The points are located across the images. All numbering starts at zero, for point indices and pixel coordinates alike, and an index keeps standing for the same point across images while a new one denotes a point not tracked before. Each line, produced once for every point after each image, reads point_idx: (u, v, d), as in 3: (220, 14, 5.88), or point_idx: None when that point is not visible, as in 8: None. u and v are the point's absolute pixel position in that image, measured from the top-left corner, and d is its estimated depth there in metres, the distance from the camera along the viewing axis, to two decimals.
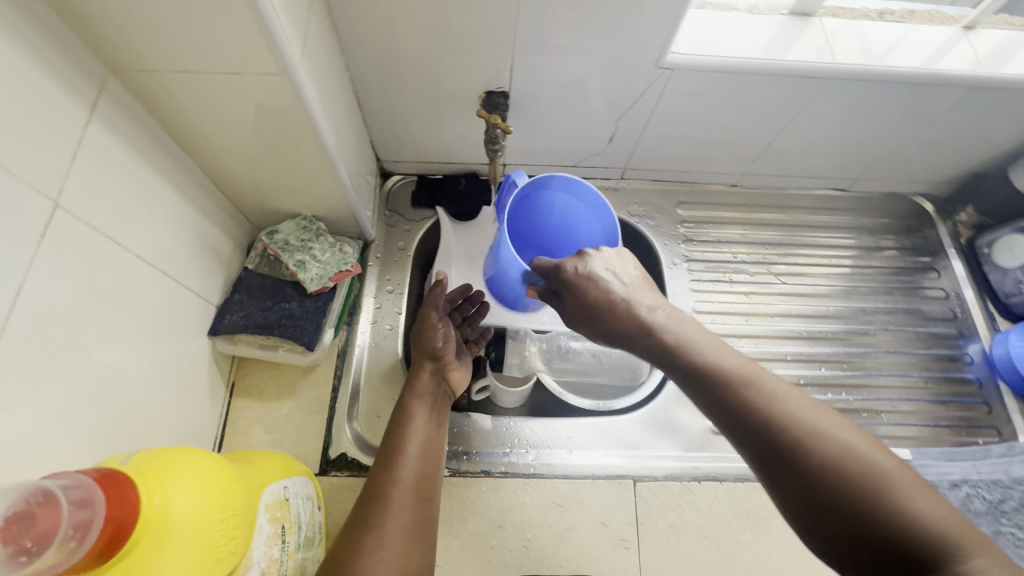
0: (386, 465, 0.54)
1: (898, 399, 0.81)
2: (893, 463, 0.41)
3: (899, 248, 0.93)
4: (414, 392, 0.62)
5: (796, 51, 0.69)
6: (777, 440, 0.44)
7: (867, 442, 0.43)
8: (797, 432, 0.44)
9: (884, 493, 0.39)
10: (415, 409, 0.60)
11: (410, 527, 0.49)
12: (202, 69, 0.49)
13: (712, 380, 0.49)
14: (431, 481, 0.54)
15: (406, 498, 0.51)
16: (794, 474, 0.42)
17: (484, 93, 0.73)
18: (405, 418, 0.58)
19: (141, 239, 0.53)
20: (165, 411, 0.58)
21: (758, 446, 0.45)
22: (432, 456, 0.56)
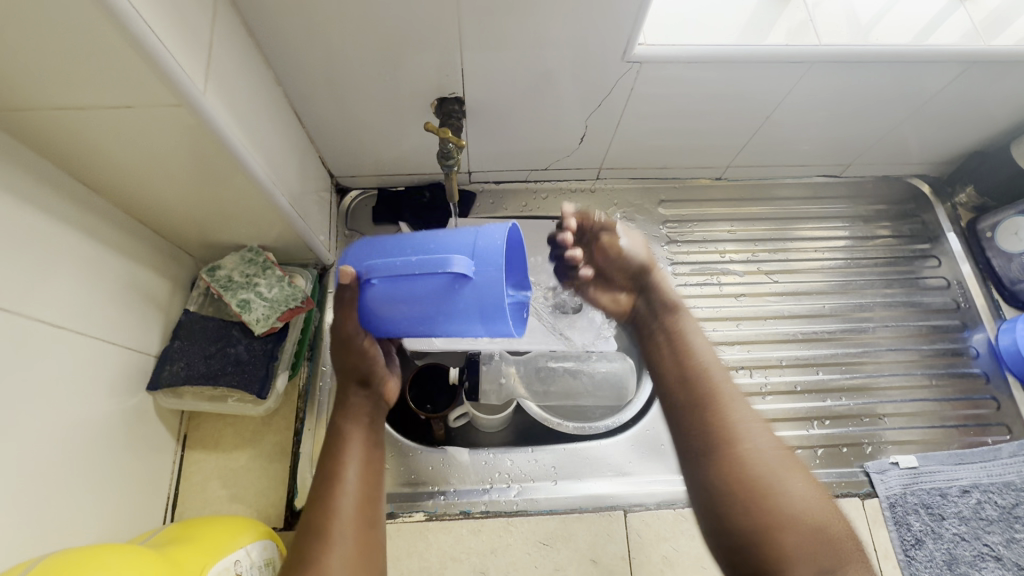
0: (322, 495, 0.49)
1: (902, 401, 0.77)
2: (792, 468, 0.47)
3: (892, 236, 0.88)
4: (347, 413, 0.55)
5: (776, 33, 0.62)
6: (715, 452, 0.49)
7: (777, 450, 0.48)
8: (742, 450, 0.48)
9: (794, 515, 0.45)
10: (349, 426, 0.54)
11: (355, 561, 0.46)
12: (81, 104, 0.42)
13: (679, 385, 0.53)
14: (373, 501, 0.51)
15: (347, 531, 0.47)
16: (710, 456, 0.49)
17: (436, 100, 0.66)
18: (337, 438, 0.53)
19: (48, 298, 0.47)
20: (103, 482, 0.52)
21: (701, 455, 0.49)
22: (373, 476, 0.52)
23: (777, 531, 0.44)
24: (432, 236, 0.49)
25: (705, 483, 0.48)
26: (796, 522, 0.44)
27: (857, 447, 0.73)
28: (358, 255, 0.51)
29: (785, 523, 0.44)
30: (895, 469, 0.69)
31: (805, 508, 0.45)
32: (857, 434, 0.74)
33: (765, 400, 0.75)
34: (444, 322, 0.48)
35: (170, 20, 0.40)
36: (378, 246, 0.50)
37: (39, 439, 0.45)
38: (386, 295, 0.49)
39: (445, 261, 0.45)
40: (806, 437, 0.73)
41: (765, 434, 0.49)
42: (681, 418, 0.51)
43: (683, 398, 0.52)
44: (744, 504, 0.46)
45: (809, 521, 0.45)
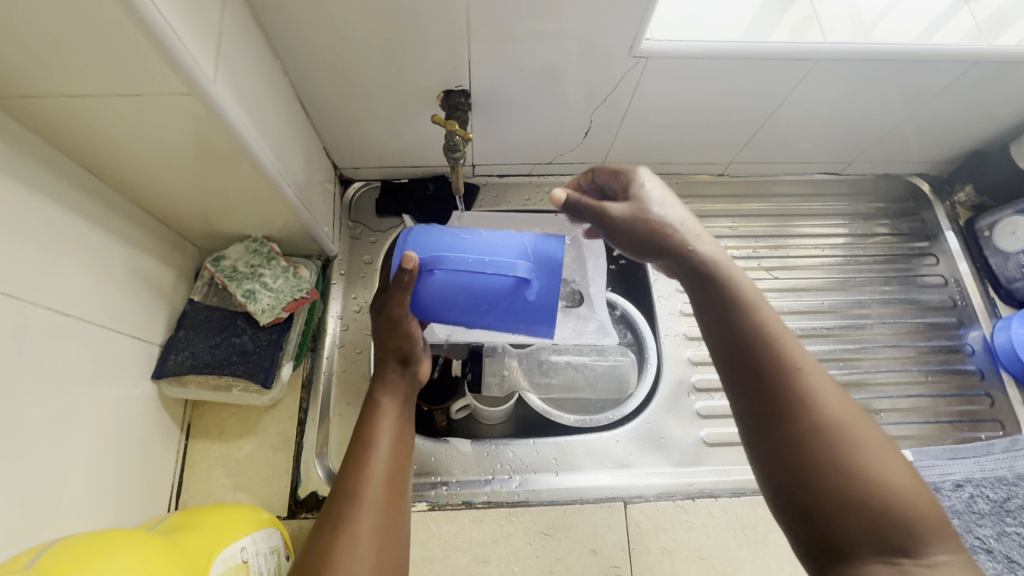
0: (357, 459, 0.50)
1: (897, 397, 0.78)
2: (874, 434, 0.39)
3: (890, 234, 0.89)
4: (385, 388, 0.56)
5: (780, 30, 0.63)
6: (778, 414, 0.39)
7: (856, 418, 0.39)
8: (808, 411, 0.39)
9: (873, 492, 0.36)
10: (383, 403, 0.55)
11: (381, 528, 0.46)
12: (94, 93, 0.42)
13: (726, 330, 0.44)
14: (401, 474, 0.51)
15: (379, 496, 0.48)
16: (777, 425, 0.39)
17: (442, 93, 0.66)
18: (372, 413, 0.54)
19: (54, 287, 0.47)
20: (110, 469, 0.52)
21: (756, 416, 0.41)
22: (401, 451, 0.52)
23: (846, 512, 0.36)
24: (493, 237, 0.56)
25: (754, 436, 0.41)
26: (888, 497, 0.36)
27: None
28: (416, 244, 0.55)
29: (858, 495, 0.36)
30: None
31: (891, 484, 0.36)
32: None
33: None
34: (495, 318, 0.55)
35: (182, 10, 0.40)
36: (439, 238, 0.55)
37: (48, 425, 0.46)
38: (446, 285, 0.53)
39: (513, 266, 0.52)
40: None
41: (839, 395, 0.40)
42: (729, 364, 0.43)
43: (732, 345, 0.43)
44: (807, 474, 0.37)
45: (893, 501, 0.36)
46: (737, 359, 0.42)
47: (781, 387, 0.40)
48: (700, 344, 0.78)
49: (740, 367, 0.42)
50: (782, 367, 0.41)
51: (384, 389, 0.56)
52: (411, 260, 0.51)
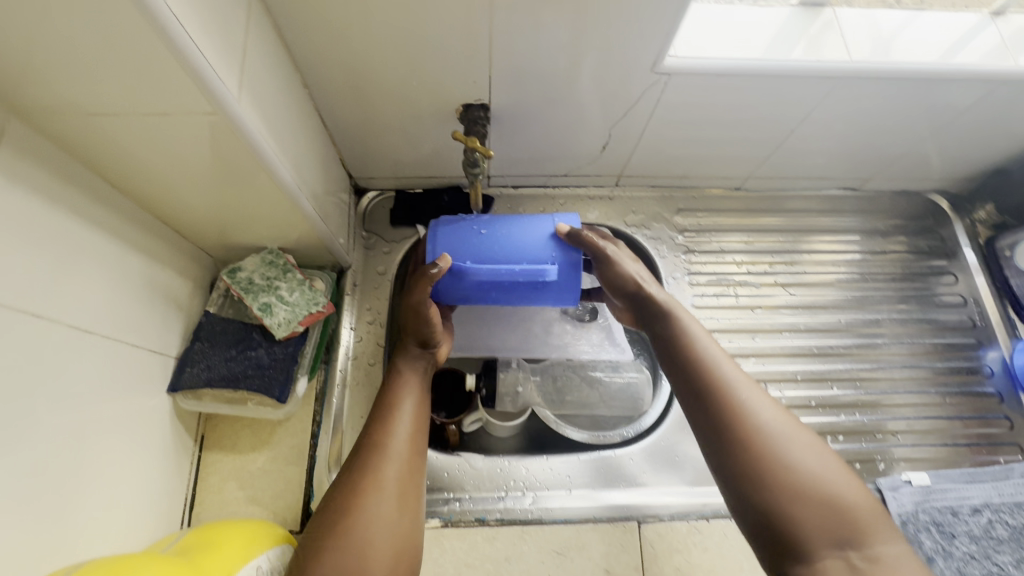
0: (382, 417, 0.55)
1: (914, 418, 0.77)
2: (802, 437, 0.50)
3: (907, 251, 0.88)
4: (409, 360, 0.61)
5: (803, 48, 0.62)
6: (740, 440, 0.49)
7: (787, 425, 0.50)
8: (765, 437, 0.49)
9: (820, 499, 0.45)
10: (407, 372, 0.60)
11: (403, 481, 0.52)
12: (119, 112, 0.42)
13: (694, 374, 0.55)
14: (421, 435, 0.56)
15: (401, 448, 0.53)
16: (725, 437, 0.50)
17: (461, 106, 0.66)
18: (397, 381, 0.59)
19: (73, 303, 0.47)
20: (126, 484, 0.52)
21: (722, 445, 0.50)
22: (423, 416, 0.57)
23: (801, 517, 0.45)
24: (511, 227, 0.62)
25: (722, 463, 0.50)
26: (818, 487, 0.46)
27: (869, 463, 0.73)
28: (449, 240, 0.62)
29: (808, 502, 0.45)
30: (908, 486, 0.69)
31: (835, 492, 0.46)
32: (869, 450, 0.74)
33: None
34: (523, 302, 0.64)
35: (206, 29, 0.40)
36: (465, 234, 0.62)
37: (66, 442, 0.45)
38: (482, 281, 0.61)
39: (544, 272, 0.59)
40: None
41: (772, 408, 0.51)
42: (686, 392, 0.55)
43: (699, 386, 0.54)
44: (767, 488, 0.47)
45: (838, 508, 0.45)
46: (703, 397, 0.53)
47: (740, 419, 0.50)
48: None
49: (707, 404, 0.52)
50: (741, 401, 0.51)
51: (405, 365, 0.60)
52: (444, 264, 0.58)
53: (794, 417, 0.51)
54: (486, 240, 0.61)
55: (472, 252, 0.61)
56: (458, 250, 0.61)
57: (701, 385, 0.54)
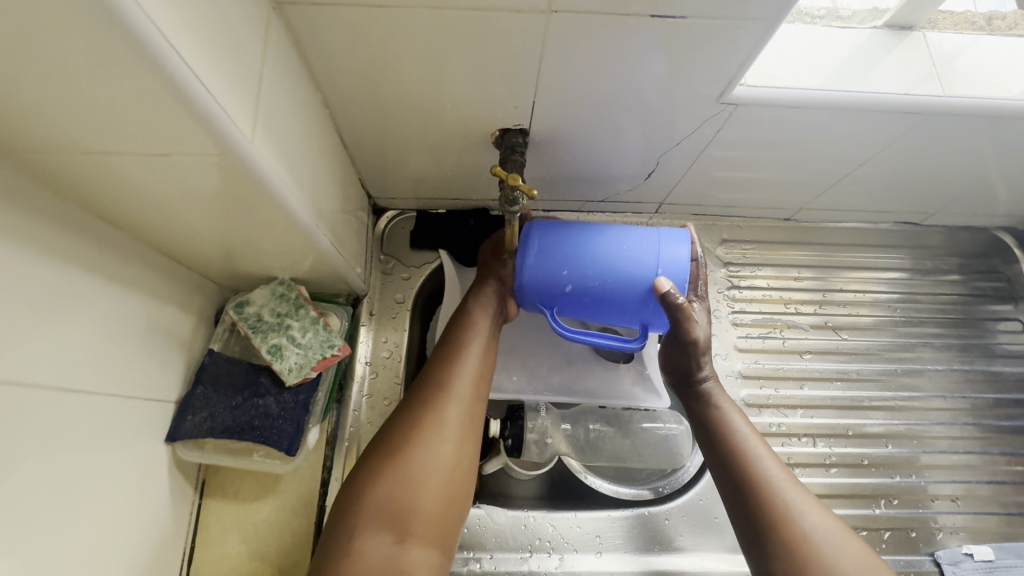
0: (449, 355, 0.55)
1: (975, 482, 0.71)
2: (857, 548, 0.47)
3: (966, 294, 0.81)
4: (479, 303, 0.60)
5: (885, 79, 0.55)
6: (780, 540, 0.48)
7: (839, 533, 0.48)
8: (808, 539, 0.48)
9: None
10: (477, 315, 0.59)
11: (462, 422, 0.51)
12: (114, 150, 0.36)
13: (733, 459, 0.54)
14: (483, 381, 0.55)
15: (465, 392, 0.52)
16: (772, 540, 0.49)
17: (498, 130, 0.59)
18: (465, 323, 0.58)
19: (58, 358, 0.41)
20: (120, 550, 0.47)
21: (761, 545, 0.49)
22: (487, 364, 0.56)
23: None
24: (610, 286, 0.56)
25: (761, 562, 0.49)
26: None
27: (925, 531, 0.67)
28: (532, 288, 0.58)
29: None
30: (970, 560, 0.64)
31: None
32: (924, 516, 0.68)
33: (830, 473, 0.69)
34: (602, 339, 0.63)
35: (217, 56, 0.34)
36: (556, 287, 0.57)
37: (49, 518, 0.40)
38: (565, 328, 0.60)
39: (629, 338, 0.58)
40: (871, 518, 0.67)
41: (822, 513, 0.50)
42: (729, 486, 0.54)
43: (740, 478, 0.53)
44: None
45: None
46: (743, 489, 0.52)
47: (781, 518, 0.49)
48: (759, 412, 0.71)
49: (748, 497, 0.52)
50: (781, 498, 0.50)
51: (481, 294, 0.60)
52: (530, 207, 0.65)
53: (838, 517, 0.50)
54: (579, 301, 0.57)
55: (562, 304, 0.58)
56: (541, 295, 0.58)
57: (740, 475, 0.53)
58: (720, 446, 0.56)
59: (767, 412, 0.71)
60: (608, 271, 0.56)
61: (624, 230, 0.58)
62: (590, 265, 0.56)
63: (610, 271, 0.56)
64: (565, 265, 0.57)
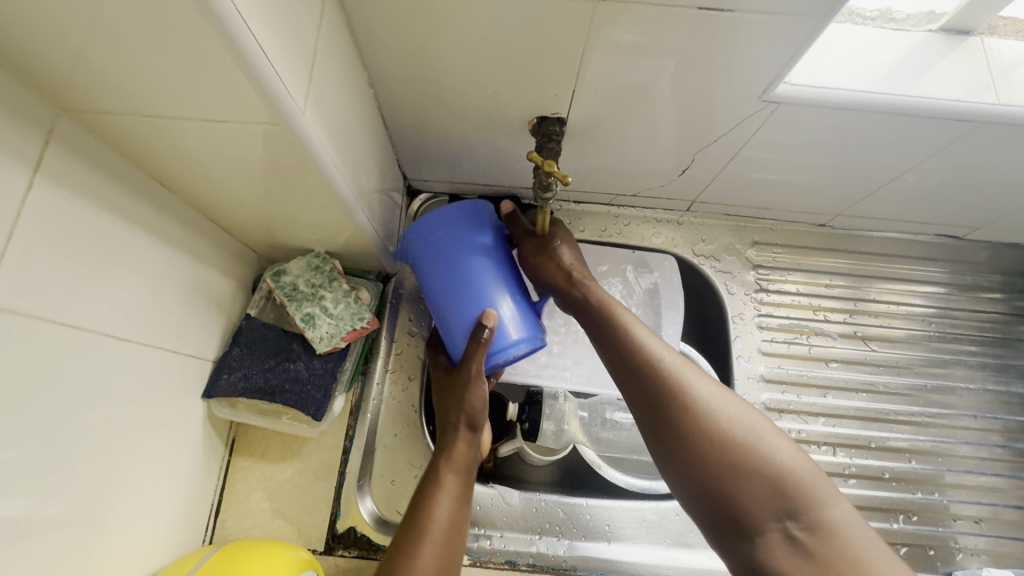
0: (403, 543, 0.45)
1: (1001, 506, 0.69)
2: (740, 410, 0.46)
3: (1007, 313, 0.79)
4: (449, 461, 0.53)
5: (939, 84, 0.53)
6: (680, 423, 0.46)
7: (721, 396, 0.46)
8: (694, 406, 0.46)
9: (757, 468, 0.42)
10: (444, 480, 0.51)
11: None
12: (173, 114, 0.38)
13: (620, 346, 0.52)
14: (452, 566, 0.46)
15: None
16: (662, 415, 0.47)
17: (536, 118, 0.60)
18: (430, 490, 0.50)
19: (111, 307, 0.44)
20: (154, 495, 0.50)
21: (662, 434, 0.46)
22: (456, 536, 0.47)
23: (737, 482, 0.42)
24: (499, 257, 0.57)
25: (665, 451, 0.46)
26: (761, 460, 0.42)
27: (944, 550, 0.66)
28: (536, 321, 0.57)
29: (744, 473, 0.42)
30: None
31: (769, 457, 0.42)
32: (945, 535, 0.66)
33: (848, 483, 0.68)
34: None
35: (278, 29, 0.36)
36: (518, 302, 0.55)
37: (96, 456, 0.43)
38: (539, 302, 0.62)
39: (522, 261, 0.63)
40: (888, 532, 0.66)
41: (705, 382, 0.48)
42: (621, 372, 0.51)
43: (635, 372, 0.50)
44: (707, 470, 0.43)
45: (778, 475, 0.42)
46: (636, 381, 0.49)
47: (674, 400, 0.47)
48: (779, 417, 0.70)
49: (638, 380, 0.49)
50: (670, 376, 0.48)
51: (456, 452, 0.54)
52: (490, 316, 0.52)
53: (718, 381, 0.48)
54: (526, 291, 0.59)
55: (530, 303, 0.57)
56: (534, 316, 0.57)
57: (636, 371, 0.50)
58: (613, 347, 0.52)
59: (788, 417, 0.70)
60: (499, 260, 0.57)
61: (444, 252, 0.55)
62: (500, 271, 0.56)
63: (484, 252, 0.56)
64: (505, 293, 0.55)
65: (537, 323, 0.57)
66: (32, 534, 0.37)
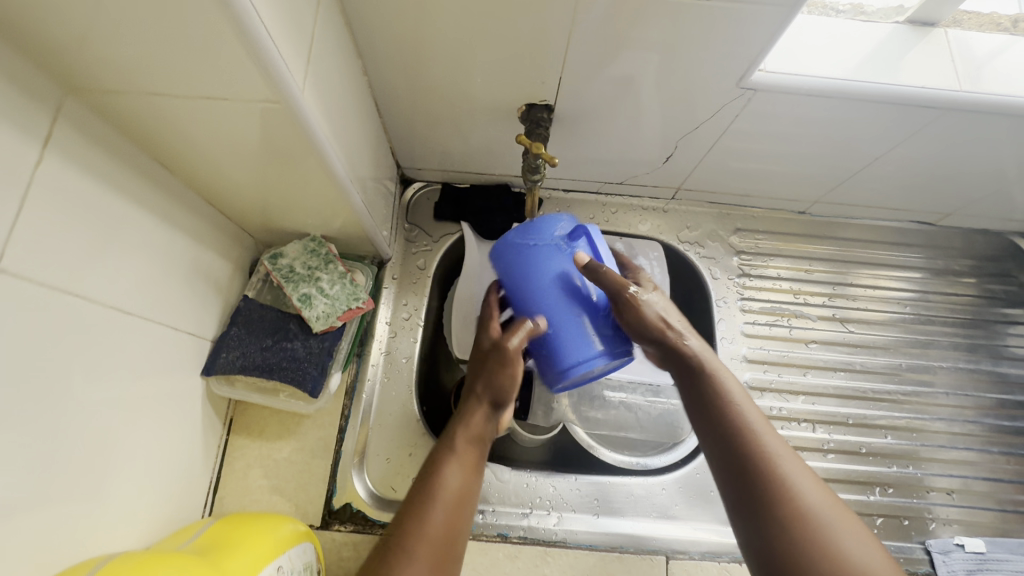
0: (416, 506, 0.47)
1: (972, 478, 0.72)
2: (854, 527, 0.44)
3: (979, 296, 0.82)
4: (465, 430, 0.54)
5: (903, 71, 0.56)
6: (782, 517, 0.44)
7: (834, 508, 0.44)
8: (803, 508, 0.44)
9: None
10: (458, 448, 0.53)
11: None
12: (178, 93, 0.40)
13: (724, 422, 0.51)
14: (459, 534, 0.47)
15: (427, 553, 0.44)
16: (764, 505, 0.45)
17: (524, 105, 0.62)
18: (443, 455, 0.52)
19: (114, 281, 0.45)
20: (154, 467, 0.52)
21: (754, 515, 0.46)
22: (465, 504, 0.49)
23: None
24: (565, 278, 0.54)
25: (740, 508, 0.47)
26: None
27: (919, 521, 0.68)
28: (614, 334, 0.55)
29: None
30: (960, 551, 0.65)
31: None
32: (919, 507, 0.69)
33: (827, 458, 0.70)
34: None
35: (278, 12, 0.38)
36: (585, 326, 0.53)
37: (98, 426, 0.45)
38: None
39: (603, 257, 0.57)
40: (865, 504, 0.68)
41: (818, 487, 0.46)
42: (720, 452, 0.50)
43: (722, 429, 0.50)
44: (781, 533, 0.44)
45: None
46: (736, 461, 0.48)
47: (764, 466, 0.47)
48: (761, 395, 0.73)
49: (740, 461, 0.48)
50: (777, 468, 0.47)
51: (474, 422, 0.55)
52: (517, 335, 0.54)
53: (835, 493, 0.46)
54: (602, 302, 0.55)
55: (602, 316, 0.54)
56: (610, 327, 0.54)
57: (733, 438, 0.49)
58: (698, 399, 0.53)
59: (769, 395, 0.73)
60: (566, 281, 0.54)
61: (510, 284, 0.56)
62: (567, 293, 0.54)
63: (546, 278, 0.54)
64: (567, 321, 0.53)
65: (614, 336, 0.54)
66: (40, 494, 0.39)
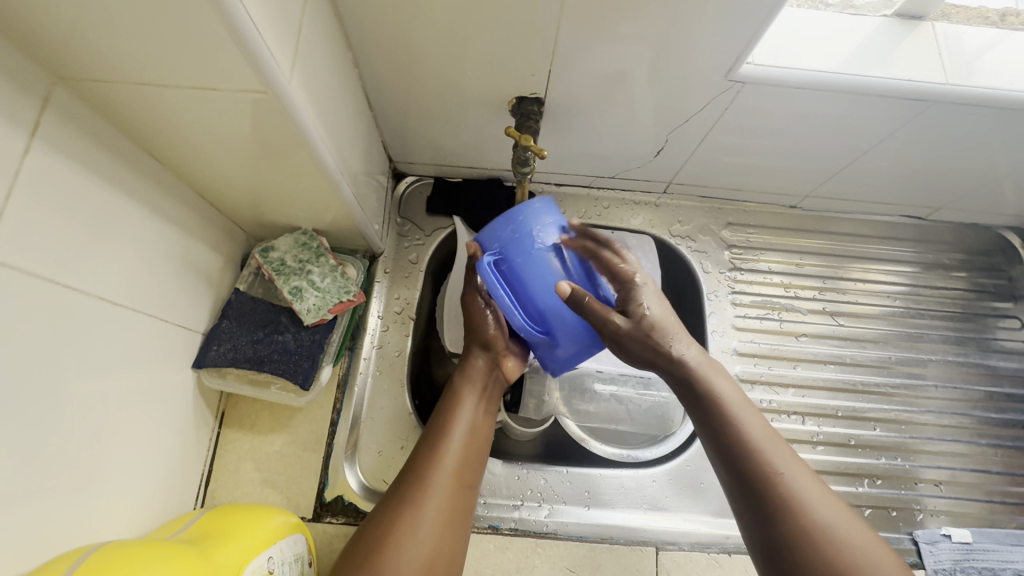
0: (433, 442, 0.53)
1: (960, 470, 0.72)
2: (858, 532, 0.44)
3: (968, 290, 0.83)
4: (467, 378, 0.59)
5: (891, 64, 0.57)
6: (786, 523, 0.45)
7: (839, 515, 0.45)
8: (808, 515, 0.45)
9: None
10: (466, 388, 0.58)
11: (442, 521, 0.48)
12: (166, 83, 0.40)
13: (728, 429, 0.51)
14: (472, 467, 0.54)
15: (446, 484, 0.50)
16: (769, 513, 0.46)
17: (515, 99, 0.62)
18: (454, 395, 0.58)
19: (104, 273, 0.45)
20: (145, 459, 0.52)
21: (760, 520, 0.47)
22: (476, 439, 0.55)
23: None
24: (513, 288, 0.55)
25: (748, 507, 0.48)
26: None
27: (907, 512, 0.69)
28: (569, 330, 0.56)
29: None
30: (947, 541, 0.66)
31: None
32: (907, 498, 0.70)
33: (816, 450, 0.71)
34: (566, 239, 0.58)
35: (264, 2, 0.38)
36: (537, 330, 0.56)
37: (88, 418, 0.45)
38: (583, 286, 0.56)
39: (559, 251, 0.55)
40: (854, 495, 0.69)
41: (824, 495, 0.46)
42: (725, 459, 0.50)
43: (723, 430, 0.51)
44: (789, 528, 0.45)
45: None
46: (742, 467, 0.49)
47: (768, 471, 0.48)
48: (751, 388, 0.73)
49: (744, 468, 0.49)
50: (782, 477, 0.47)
51: (473, 368, 0.60)
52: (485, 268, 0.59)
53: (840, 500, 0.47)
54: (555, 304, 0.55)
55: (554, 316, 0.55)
56: (564, 324, 0.56)
57: (738, 445, 0.50)
58: (697, 401, 0.53)
59: (759, 388, 0.73)
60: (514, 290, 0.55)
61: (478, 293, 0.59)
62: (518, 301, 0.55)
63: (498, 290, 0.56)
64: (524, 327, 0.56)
65: (569, 333, 0.56)
66: (29, 485, 0.39)
